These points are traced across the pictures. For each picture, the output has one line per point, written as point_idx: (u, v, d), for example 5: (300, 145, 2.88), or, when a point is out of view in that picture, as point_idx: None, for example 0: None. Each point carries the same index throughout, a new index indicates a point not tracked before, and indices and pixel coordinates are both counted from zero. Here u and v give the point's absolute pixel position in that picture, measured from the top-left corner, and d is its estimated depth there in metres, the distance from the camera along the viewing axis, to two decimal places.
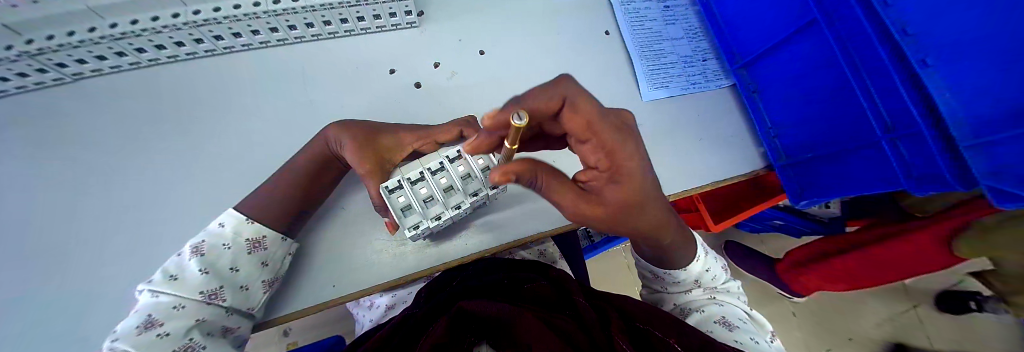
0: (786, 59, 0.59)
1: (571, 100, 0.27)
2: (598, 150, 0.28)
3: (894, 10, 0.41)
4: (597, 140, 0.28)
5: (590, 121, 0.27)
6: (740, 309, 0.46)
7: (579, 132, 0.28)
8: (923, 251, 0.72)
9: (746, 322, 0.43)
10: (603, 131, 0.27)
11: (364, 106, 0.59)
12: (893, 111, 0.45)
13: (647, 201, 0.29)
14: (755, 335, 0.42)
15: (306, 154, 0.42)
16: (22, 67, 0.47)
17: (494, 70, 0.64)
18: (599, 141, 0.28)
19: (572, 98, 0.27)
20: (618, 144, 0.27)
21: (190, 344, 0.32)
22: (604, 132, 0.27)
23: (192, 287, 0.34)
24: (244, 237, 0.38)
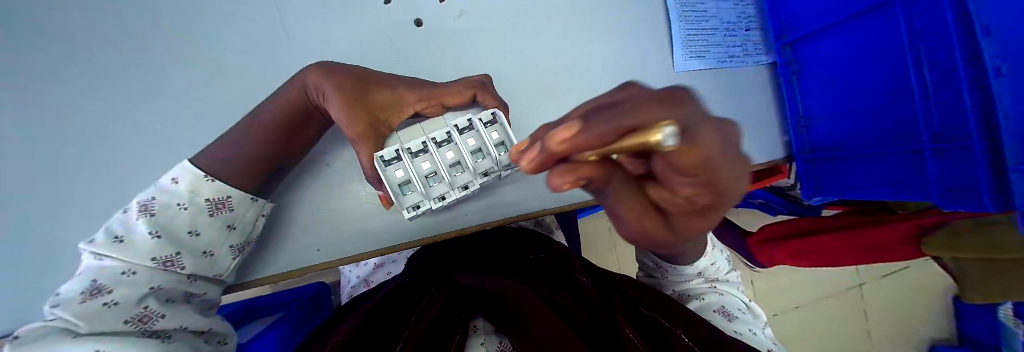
0: (842, 42, 0.51)
1: (698, 127, 0.08)
2: (695, 192, 0.10)
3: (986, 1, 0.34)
4: (697, 179, 0.09)
5: (713, 156, 0.08)
6: (738, 298, 0.47)
7: (670, 170, 0.09)
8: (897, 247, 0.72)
9: (745, 313, 0.45)
10: (729, 159, 0.09)
11: (352, 43, 0.49)
12: (948, 119, 0.41)
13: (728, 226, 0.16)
14: (752, 326, 0.43)
15: (278, 101, 0.34)
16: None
17: (510, 14, 0.53)
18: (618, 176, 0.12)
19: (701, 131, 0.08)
20: (735, 180, 0.10)
21: (145, 314, 0.28)
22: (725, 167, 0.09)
23: (143, 253, 0.29)
24: (204, 197, 0.32)
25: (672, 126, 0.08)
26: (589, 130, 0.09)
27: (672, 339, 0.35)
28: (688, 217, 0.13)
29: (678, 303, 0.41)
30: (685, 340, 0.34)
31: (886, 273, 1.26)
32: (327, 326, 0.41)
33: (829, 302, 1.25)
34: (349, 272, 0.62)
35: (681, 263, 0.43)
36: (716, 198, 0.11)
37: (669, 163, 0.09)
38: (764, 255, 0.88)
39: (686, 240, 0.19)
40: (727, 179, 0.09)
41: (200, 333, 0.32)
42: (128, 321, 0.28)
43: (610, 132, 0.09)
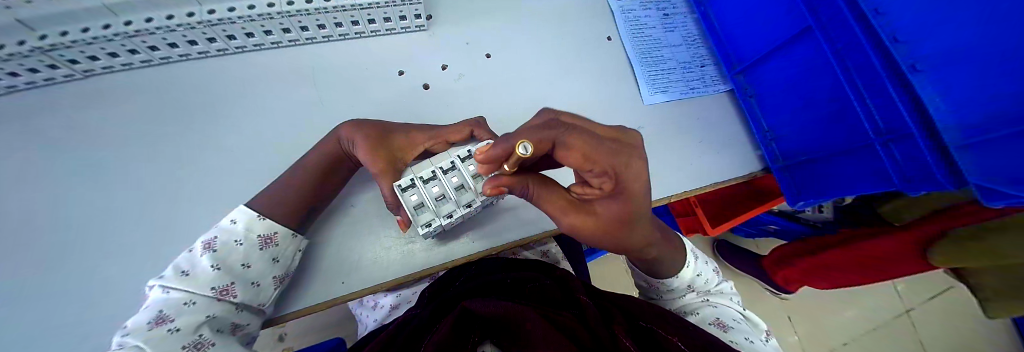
0: (782, 65, 0.61)
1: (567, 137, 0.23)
2: (604, 174, 0.25)
3: (885, 18, 0.43)
4: (599, 167, 0.24)
5: (589, 152, 0.23)
6: (734, 310, 0.47)
7: (579, 166, 0.25)
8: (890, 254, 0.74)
9: (741, 322, 0.44)
10: (605, 157, 0.24)
11: (373, 107, 0.60)
12: (885, 114, 0.47)
13: (642, 213, 0.30)
14: (750, 335, 0.42)
15: (317, 152, 0.43)
16: (15, 67, 0.46)
17: (500, 74, 0.65)
18: (602, 169, 0.24)
19: (568, 137, 0.23)
20: (623, 168, 0.25)
21: (199, 341, 0.32)
22: (605, 159, 0.24)
23: (205, 283, 0.35)
24: (256, 233, 0.39)
25: (525, 143, 0.22)
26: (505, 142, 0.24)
27: (667, 346, 0.35)
28: (609, 195, 0.27)
29: (672, 313, 0.42)
30: (679, 346, 0.34)
31: (930, 292, 1.18)
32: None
33: (878, 330, 1.14)
34: (366, 317, 0.64)
35: (664, 276, 0.47)
36: (616, 182, 0.25)
37: (572, 160, 0.24)
38: (778, 275, 0.99)
39: (628, 225, 0.30)
40: (613, 165, 0.24)
41: None
42: (184, 347, 0.31)
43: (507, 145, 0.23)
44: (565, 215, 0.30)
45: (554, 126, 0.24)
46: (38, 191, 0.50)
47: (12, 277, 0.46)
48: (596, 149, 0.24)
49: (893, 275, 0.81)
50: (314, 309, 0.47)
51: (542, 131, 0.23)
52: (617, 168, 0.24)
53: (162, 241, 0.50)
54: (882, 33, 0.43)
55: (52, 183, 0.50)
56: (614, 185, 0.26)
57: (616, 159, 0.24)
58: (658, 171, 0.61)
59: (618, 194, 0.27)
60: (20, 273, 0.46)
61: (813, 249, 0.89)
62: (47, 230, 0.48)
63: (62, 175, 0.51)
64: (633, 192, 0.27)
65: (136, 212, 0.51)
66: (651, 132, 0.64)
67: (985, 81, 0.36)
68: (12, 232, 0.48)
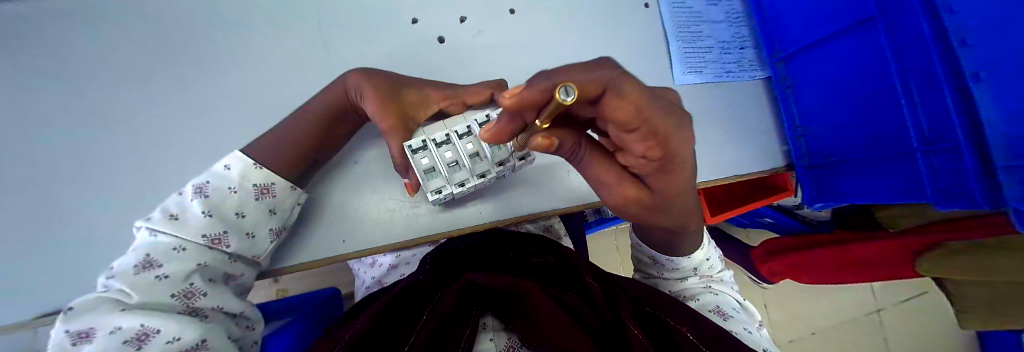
0: (832, 54, 0.55)
1: (619, 83, 0.16)
2: (649, 140, 0.17)
3: (956, 17, 0.38)
4: (645, 131, 0.17)
5: (643, 106, 0.16)
6: (733, 299, 0.47)
7: (623, 124, 0.17)
8: (883, 258, 0.74)
9: (739, 312, 0.44)
10: (660, 116, 0.16)
11: (381, 57, 0.55)
12: (933, 122, 0.44)
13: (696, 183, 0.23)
14: (748, 325, 0.42)
15: (320, 100, 0.39)
16: None
17: (523, 34, 0.59)
18: (650, 132, 0.16)
19: (622, 85, 0.16)
20: (678, 132, 0.17)
21: (189, 290, 0.31)
22: (662, 119, 0.16)
23: (196, 230, 0.32)
24: (251, 182, 0.36)
25: (569, 87, 0.14)
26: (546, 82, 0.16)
27: (676, 335, 0.34)
28: (654, 173, 0.20)
29: (679, 302, 0.41)
30: (690, 338, 0.33)
31: (903, 296, 1.23)
32: (339, 324, 0.41)
33: (847, 326, 1.20)
34: (365, 273, 0.64)
35: (677, 254, 0.46)
36: (666, 153, 0.18)
37: (620, 116, 0.16)
38: (764, 267, 0.96)
39: (680, 199, 0.23)
40: (663, 132, 0.16)
41: (233, 315, 0.35)
42: (174, 295, 0.30)
43: (541, 90, 0.16)
44: (614, 185, 0.22)
45: (606, 66, 0.16)
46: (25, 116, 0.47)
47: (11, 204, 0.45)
48: (651, 103, 0.16)
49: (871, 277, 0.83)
50: (312, 266, 0.46)
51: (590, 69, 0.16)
52: (671, 138, 0.17)
53: (163, 181, 0.49)
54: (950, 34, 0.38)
55: (46, 111, 0.48)
56: (664, 157, 0.18)
57: (675, 123, 0.16)
58: None
59: (668, 171, 0.19)
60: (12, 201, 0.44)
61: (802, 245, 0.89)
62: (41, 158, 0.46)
63: (57, 104, 0.48)
64: (686, 167, 0.19)
65: (135, 150, 0.49)
66: None
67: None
68: None
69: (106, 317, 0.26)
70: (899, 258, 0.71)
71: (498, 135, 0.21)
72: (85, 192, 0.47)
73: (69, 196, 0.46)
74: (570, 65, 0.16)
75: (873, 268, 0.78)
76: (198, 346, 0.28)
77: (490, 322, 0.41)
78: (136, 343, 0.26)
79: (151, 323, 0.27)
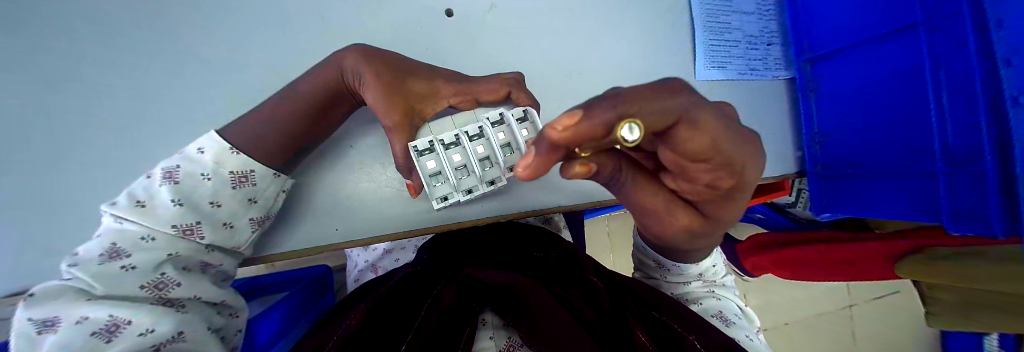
0: (866, 59, 0.52)
1: (696, 113, 0.13)
2: (719, 171, 0.15)
3: (1002, 34, 0.35)
4: (718, 162, 0.14)
5: (721, 137, 0.13)
6: (734, 304, 0.47)
7: (693, 155, 0.15)
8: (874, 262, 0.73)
9: (740, 318, 0.44)
10: (734, 143, 0.14)
11: (382, 28, 0.49)
12: (960, 142, 0.42)
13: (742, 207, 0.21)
14: (748, 331, 0.43)
15: (312, 80, 0.35)
16: None
17: (539, 11, 0.53)
18: (723, 162, 0.14)
19: (700, 115, 0.13)
20: (747, 161, 0.15)
21: (161, 280, 0.28)
22: (736, 149, 0.14)
23: (165, 219, 0.29)
24: (227, 170, 0.32)
25: (630, 124, 0.12)
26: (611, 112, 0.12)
27: (683, 343, 0.34)
28: (717, 198, 0.18)
29: (684, 307, 0.40)
30: (697, 346, 0.33)
31: (876, 295, 1.30)
32: (332, 317, 0.38)
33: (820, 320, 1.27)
34: (357, 255, 0.62)
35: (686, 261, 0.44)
36: (734, 181, 0.16)
37: (688, 147, 0.14)
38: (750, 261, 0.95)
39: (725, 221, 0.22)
40: (738, 159, 0.14)
41: (214, 304, 0.32)
42: (144, 287, 0.27)
43: (603, 122, 0.12)
44: (662, 211, 0.20)
45: (677, 92, 0.14)
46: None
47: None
48: (729, 134, 0.13)
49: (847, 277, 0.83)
50: (302, 254, 0.44)
51: (657, 98, 0.13)
52: (745, 163, 0.15)
53: (145, 153, 0.45)
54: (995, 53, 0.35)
55: None
56: (730, 185, 0.16)
57: (748, 148, 0.14)
58: None
59: (733, 195, 0.18)
60: None
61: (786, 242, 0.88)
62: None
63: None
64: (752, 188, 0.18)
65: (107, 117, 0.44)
66: None
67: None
68: None
69: (71, 307, 0.24)
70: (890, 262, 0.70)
71: (538, 172, 0.15)
72: (54, 160, 0.43)
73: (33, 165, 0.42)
74: (641, 85, 0.14)
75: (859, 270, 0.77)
76: (175, 339, 0.26)
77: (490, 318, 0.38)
78: (105, 335, 0.24)
79: (120, 315, 0.25)
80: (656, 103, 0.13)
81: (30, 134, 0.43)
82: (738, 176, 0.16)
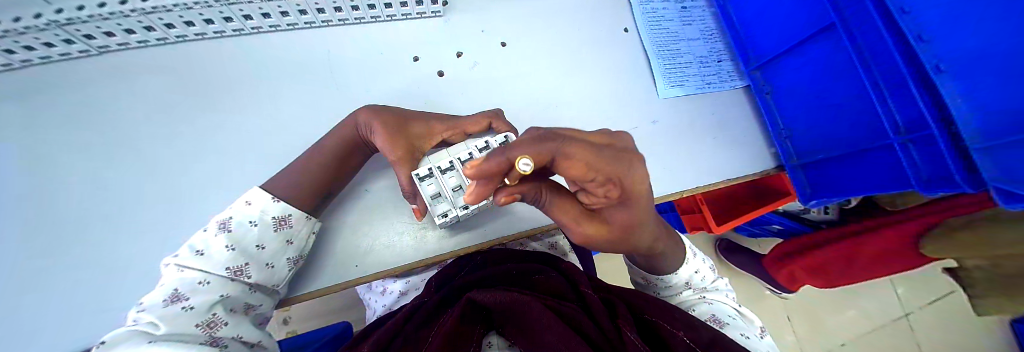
0: (803, 59, 0.59)
1: (571, 150, 0.22)
2: (605, 183, 0.24)
3: (910, 17, 0.42)
4: (602, 177, 0.23)
5: (591, 162, 0.22)
6: (729, 306, 0.47)
7: (581, 176, 0.23)
8: (892, 246, 0.76)
9: (736, 319, 0.43)
10: (607, 165, 0.23)
11: (387, 94, 0.60)
12: (905, 114, 0.46)
13: (647, 217, 0.31)
14: (746, 330, 0.41)
15: (335, 136, 0.44)
16: (32, 40, 0.45)
17: (515, 63, 0.64)
18: (603, 178, 0.23)
19: (567, 148, 0.22)
20: (621, 173, 0.24)
21: (213, 319, 0.33)
22: (607, 166, 0.23)
23: (220, 263, 0.36)
24: (270, 215, 0.39)
25: (526, 159, 0.21)
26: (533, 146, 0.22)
27: (671, 341, 0.33)
28: (616, 204, 0.27)
29: (678, 310, 0.39)
30: (686, 341, 0.32)
31: (931, 298, 1.18)
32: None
33: (878, 334, 1.14)
34: (375, 302, 0.64)
35: (666, 270, 0.46)
36: (620, 189, 0.25)
37: (573, 171, 0.23)
38: (780, 273, 0.98)
39: (632, 227, 0.31)
40: (616, 172, 0.23)
41: (252, 346, 0.36)
42: (199, 325, 0.32)
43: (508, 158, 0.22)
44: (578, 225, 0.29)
45: (553, 138, 0.22)
46: (59, 167, 0.51)
47: (48, 249, 0.48)
48: (599, 157, 0.22)
49: (883, 273, 0.85)
50: (330, 290, 0.49)
51: (545, 141, 0.22)
52: (620, 175, 0.24)
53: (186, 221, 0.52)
54: (909, 32, 0.41)
55: (73, 161, 0.51)
56: (618, 191, 0.25)
57: (628, 169, 0.24)
58: (667, 165, 0.61)
59: (626, 202, 0.27)
60: (47, 245, 0.48)
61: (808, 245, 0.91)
62: (73, 204, 0.50)
63: (84, 152, 0.52)
64: (638, 197, 0.27)
65: (157, 192, 0.52)
66: (664, 126, 0.64)
67: (1005, 83, 0.36)
68: (38, 206, 0.49)
69: (133, 348, 0.27)
70: (905, 242, 0.74)
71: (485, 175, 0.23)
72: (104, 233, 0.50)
73: (95, 237, 0.49)
74: (526, 133, 0.24)
75: (886, 256, 0.79)
76: None
77: (495, 341, 0.40)
78: None
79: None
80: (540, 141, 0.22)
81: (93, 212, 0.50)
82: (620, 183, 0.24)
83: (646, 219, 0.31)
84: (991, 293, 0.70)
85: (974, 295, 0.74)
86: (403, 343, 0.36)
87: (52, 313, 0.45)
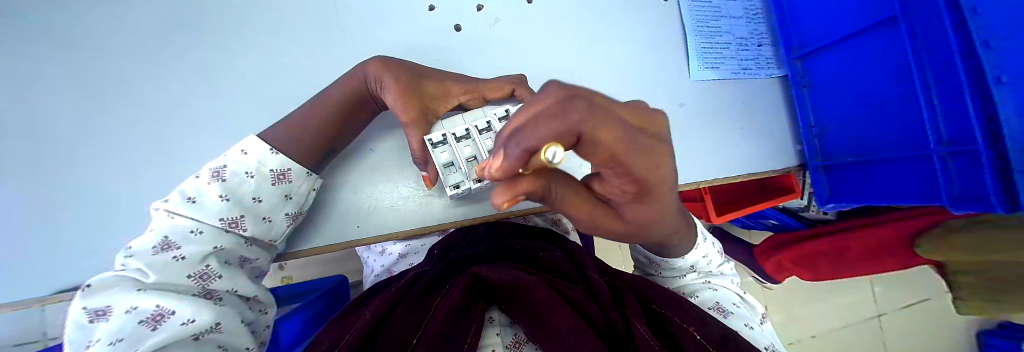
0: (853, 53, 0.54)
1: (600, 130, 0.11)
2: (622, 178, 0.15)
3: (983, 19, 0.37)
4: (621, 171, 0.14)
5: (622, 152, 0.12)
6: (732, 292, 0.47)
7: (599, 164, 0.14)
8: (889, 244, 0.76)
9: (739, 307, 0.44)
10: (639, 156, 0.13)
11: (399, 45, 0.54)
12: (952, 126, 0.43)
13: (669, 210, 0.23)
14: (749, 320, 0.42)
15: (341, 87, 0.40)
16: None
17: (540, 23, 0.58)
18: (623, 172, 0.14)
19: (600, 132, 0.10)
20: (648, 171, 0.14)
21: (206, 271, 0.31)
22: (637, 161, 0.13)
23: (214, 213, 0.33)
24: (268, 168, 0.36)
25: (556, 146, 0.10)
26: (556, 124, 0.10)
27: (682, 336, 0.32)
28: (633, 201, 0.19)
29: (688, 303, 0.39)
30: (696, 338, 0.32)
31: (907, 302, 1.23)
32: (349, 310, 0.40)
33: (849, 331, 1.20)
34: (374, 261, 0.64)
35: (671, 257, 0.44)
36: (639, 187, 0.16)
37: (590, 159, 0.13)
38: (769, 261, 0.95)
39: (649, 221, 0.23)
40: (641, 169, 0.14)
41: (246, 299, 0.35)
42: (190, 276, 0.30)
43: (527, 148, 0.11)
44: (587, 216, 0.22)
45: (575, 99, 0.12)
46: (37, 92, 0.46)
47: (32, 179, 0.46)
48: (631, 145, 0.12)
49: (865, 271, 0.87)
50: (329, 249, 0.47)
51: (559, 113, 0.11)
52: (649, 169, 0.14)
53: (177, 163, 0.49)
54: (976, 37, 0.37)
55: (53, 87, 0.47)
56: (638, 189, 0.16)
57: (655, 162, 0.14)
58: (688, 153, 0.59)
59: (646, 198, 0.18)
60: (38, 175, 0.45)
61: (803, 236, 0.91)
62: (58, 134, 0.46)
63: (64, 78, 0.47)
64: (664, 193, 0.18)
65: (148, 130, 0.48)
66: (690, 111, 0.60)
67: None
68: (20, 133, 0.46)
69: (119, 298, 0.26)
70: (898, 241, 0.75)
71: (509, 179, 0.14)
72: (91, 169, 0.47)
73: (86, 171, 0.47)
74: (541, 103, 0.12)
75: (882, 255, 0.79)
76: (211, 330, 0.29)
77: (496, 316, 0.39)
78: (151, 323, 0.26)
79: (166, 305, 0.27)
80: (559, 113, 0.11)
81: (78, 145, 0.47)
82: (645, 179, 0.15)
83: (671, 210, 0.23)
84: (976, 297, 0.74)
85: (956, 297, 0.78)
86: (405, 311, 0.35)
87: (60, 247, 0.45)
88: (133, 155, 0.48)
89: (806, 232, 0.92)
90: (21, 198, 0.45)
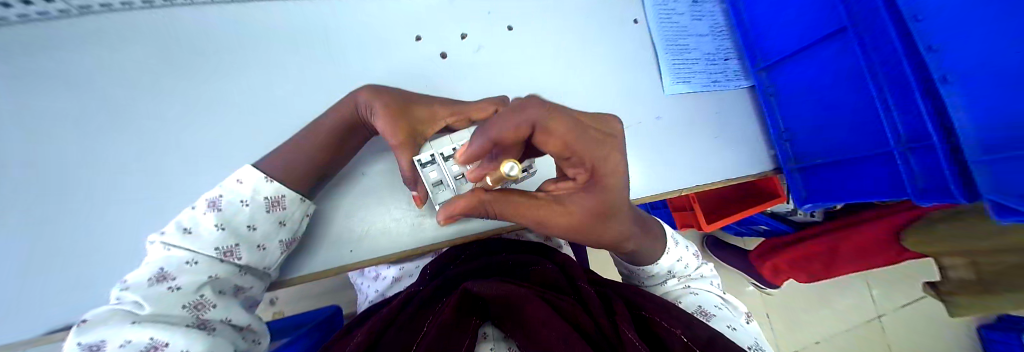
0: (811, 62, 0.59)
1: (548, 123, 0.21)
2: (578, 163, 0.24)
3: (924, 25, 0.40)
4: (576, 158, 0.24)
5: (568, 140, 0.22)
6: (714, 294, 0.48)
7: (558, 153, 0.23)
8: (875, 242, 0.78)
9: (722, 309, 0.45)
10: (584, 146, 0.23)
11: (387, 74, 0.58)
12: (909, 124, 0.46)
13: (617, 209, 0.31)
14: (731, 321, 0.42)
15: (333, 116, 0.42)
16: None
17: (520, 49, 0.62)
18: (578, 158, 0.23)
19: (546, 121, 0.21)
20: (597, 156, 0.24)
21: (201, 301, 0.32)
22: (585, 148, 0.23)
23: (208, 243, 0.34)
24: (263, 196, 0.38)
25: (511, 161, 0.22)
26: (519, 116, 0.20)
27: (669, 340, 0.33)
28: (581, 188, 0.28)
29: (675, 307, 0.40)
30: (683, 340, 0.33)
31: (904, 300, 1.24)
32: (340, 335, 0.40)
33: (851, 333, 1.19)
34: (368, 287, 0.64)
35: (650, 263, 0.47)
36: (591, 172, 0.25)
37: (551, 149, 0.23)
38: (766, 265, 0.98)
39: (601, 219, 0.31)
40: (590, 156, 0.24)
41: (240, 329, 0.35)
42: (185, 306, 0.31)
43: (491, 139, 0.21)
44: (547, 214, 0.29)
45: (536, 103, 0.22)
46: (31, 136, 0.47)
47: (22, 222, 0.46)
48: (576, 137, 0.22)
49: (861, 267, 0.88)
50: (321, 275, 0.48)
51: (525, 110, 0.21)
52: (596, 158, 0.24)
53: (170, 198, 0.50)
54: (920, 41, 0.40)
55: (48, 130, 0.48)
56: (589, 175, 0.26)
57: (598, 152, 0.24)
58: (668, 163, 0.61)
59: (595, 186, 0.27)
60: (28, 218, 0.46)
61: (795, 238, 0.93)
62: (51, 176, 0.47)
63: (59, 121, 0.48)
64: (607, 183, 0.27)
65: (142, 168, 0.49)
66: (667, 124, 0.63)
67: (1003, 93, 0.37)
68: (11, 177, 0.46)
69: (112, 332, 0.26)
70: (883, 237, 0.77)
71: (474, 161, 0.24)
72: (82, 208, 0.47)
73: (77, 211, 0.47)
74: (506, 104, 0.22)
75: (872, 251, 0.81)
76: None
77: (489, 332, 0.40)
78: None
79: (159, 337, 0.27)
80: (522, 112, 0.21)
81: (70, 185, 0.47)
82: (597, 163, 0.25)
83: (620, 209, 0.31)
84: None
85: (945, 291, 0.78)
86: (397, 332, 0.36)
87: (46, 290, 0.45)
88: (126, 193, 0.49)
89: (799, 234, 0.94)
90: (12, 241, 0.45)
